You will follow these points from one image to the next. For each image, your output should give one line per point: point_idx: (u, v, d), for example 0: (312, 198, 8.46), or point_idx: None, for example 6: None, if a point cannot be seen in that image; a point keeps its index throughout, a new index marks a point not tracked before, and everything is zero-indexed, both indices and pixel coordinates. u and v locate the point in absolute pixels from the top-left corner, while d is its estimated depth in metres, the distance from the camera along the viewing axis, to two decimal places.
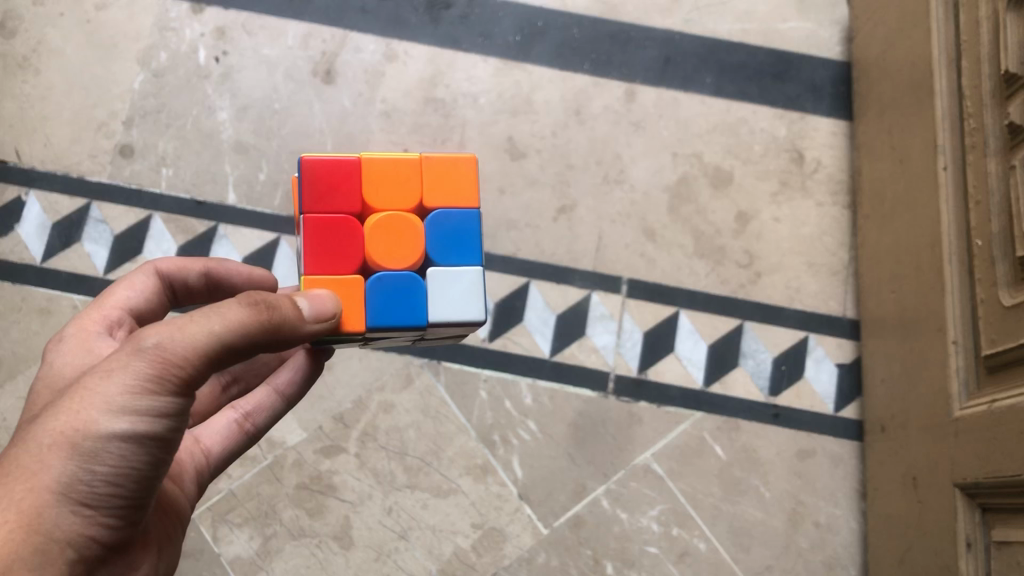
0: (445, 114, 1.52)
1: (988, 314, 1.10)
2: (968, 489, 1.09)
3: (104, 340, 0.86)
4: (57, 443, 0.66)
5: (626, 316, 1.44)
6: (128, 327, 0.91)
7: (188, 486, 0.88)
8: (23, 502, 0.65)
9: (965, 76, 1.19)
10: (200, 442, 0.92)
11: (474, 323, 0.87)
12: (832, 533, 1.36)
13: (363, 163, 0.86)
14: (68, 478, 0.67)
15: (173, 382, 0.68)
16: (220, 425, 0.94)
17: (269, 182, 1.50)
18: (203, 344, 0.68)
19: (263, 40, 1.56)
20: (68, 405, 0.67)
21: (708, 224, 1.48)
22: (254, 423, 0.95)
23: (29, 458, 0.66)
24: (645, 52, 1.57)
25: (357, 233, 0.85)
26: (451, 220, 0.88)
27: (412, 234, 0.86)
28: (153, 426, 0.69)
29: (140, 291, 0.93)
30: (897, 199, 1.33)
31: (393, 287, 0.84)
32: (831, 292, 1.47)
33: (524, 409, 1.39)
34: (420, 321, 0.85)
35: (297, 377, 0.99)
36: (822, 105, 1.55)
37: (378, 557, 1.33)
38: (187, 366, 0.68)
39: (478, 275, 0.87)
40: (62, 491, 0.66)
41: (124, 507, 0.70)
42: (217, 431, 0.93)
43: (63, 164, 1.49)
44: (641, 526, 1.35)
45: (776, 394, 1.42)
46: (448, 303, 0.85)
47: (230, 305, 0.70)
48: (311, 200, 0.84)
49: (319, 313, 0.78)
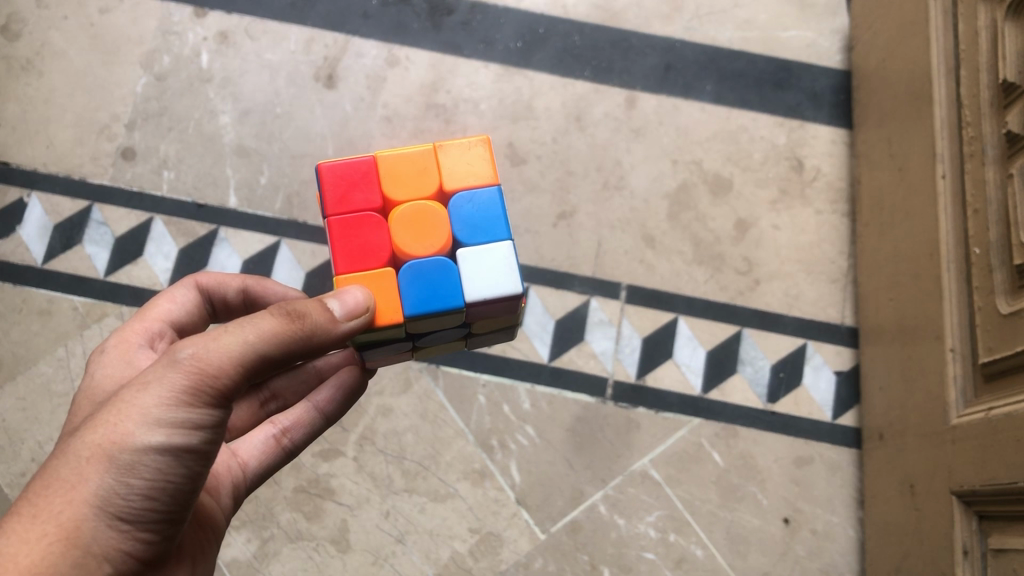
0: (446, 120, 1.53)
1: (986, 322, 1.10)
2: (964, 496, 1.09)
3: (144, 352, 0.89)
4: (95, 456, 0.67)
5: (626, 322, 1.45)
6: (168, 339, 0.94)
7: (223, 500, 0.89)
8: (63, 514, 0.66)
9: (964, 85, 1.19)
10: (237, 456, 0.93)
11: (512, 298, 0.85)
12: (830, 541, 1.35)
13: (379, 159, 0.87)
14: (106, 490, 0.67)
15: (209, 393, 0.69)
16: (258, 438, 0.94)
17: (270, 186, 1.50)
18: (238, 354, 0.70)
19: (266, 45, 1.57)
20: (106, 417, 0.68)
21: (708, 231, 1.49)
22: (291, 439, 0.96)
23: (69, 471, 0.66)
24: (645, 59, 1.57)
25: (382, 227, 0.86)
26: (473, 199, 0.87)
27: (436, 219, 0.86)
28: (189, 438, 0.70)
29: (181, 305, 0.96)
30: (896, 207, 1.34)
31: (424, 271, 0.84)
32: (831, 300, 1.47)
33: (523, 413, 1.40)
34: (456, 303, 0.83)
35: (338, 395, 0.97)
36: (821, 113, 1.56)
37: (375, 561, 1.33)
38: (222, 376, 0.70)
39: (508, 249, 0.86)
40: (100, 504, 0.67)
41: (160, 521, 0.71)
42: (255, 445, 0.94)
43: (65, 167, 1.50)
44: (638, 532, 1.35)
45: (774, 401, 1.42)
46: (482, 279, 0.84)
47: (263, 316, 0.72)
48: (333, 202, 0.86)
49: (352, 310, 0.76)
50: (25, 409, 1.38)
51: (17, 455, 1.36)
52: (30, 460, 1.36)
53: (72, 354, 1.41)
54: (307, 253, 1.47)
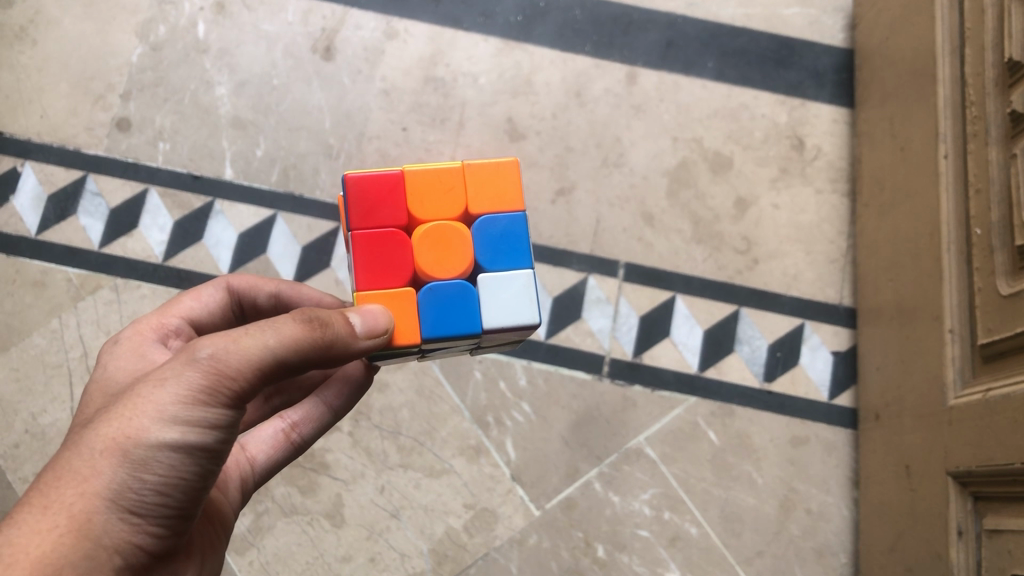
0: (445, 93, 1.51)
1: (986, 303, 1.10)
2: (959, 477, 1.09)
3: (157, 347, 0.86)
4: (109, 450, 0.64)
5: (623, 300, 1.44)
6: (185, 337, 0.91)
7: (231, 494, 0.87)
8: (74, 506, 0.63)
9: (969, 63, 1.18)
10: (246, 450, 0.91)
11: (528, 327, 0.85)
12: (824, 521, 1.36)
13: (406, 175, 0.86)
14: (118, 484, 0.64)
15: (225, 394, 0.67)
16: (267, 433, 0.93)
17: (266, 158, 1.48)
18: (257, 357, 0.67)
19: (263, 16, 1.55)
20: (121, 411, 0.65)
21: (707, 210, 1.48)
22: (300, 434, 0.94)
23: (82, 463, 0.64)
24: (647, 35, 1.56)
25: (405, 246, 0.84)
26: (498, 224, 0.87)
27: (459, 242, 0.85)
28: (204, 437, 0.67)
29: (203, 304, 0.94)
30: (897, 187, 1.33)
31: (445, 295, 0.83)
32: (829, 280, 1.46)
33: (519, 390, 1.39)
34: (474, 329, 0.83)
35: (347, 390, 0.96)
36: (824, 92, 1.54)
37: (370, 536, 1.33)
38: (240, 378, 0.67)
39: (529, 277, 0.86)
40: (112, 498, 0.64)
41: (172, 516, 0.68)
42: (263, 439, 0.92)
43: (58, 137, 1.49)
44: (632, 510, 1.35)
45: (770, 380, 1.42)
46: (501, 307, 0.84)
47: (284, 321, 0.69)
48: (358, 216, 0.84)
49: (373, 329, 0.75)
50: (19, 380, 1.38)
51: (11, 426, 1.36)
52: (23, 431, 1.36)
53: (66, 326, 1.40)
54: (304, 228, 1.45)
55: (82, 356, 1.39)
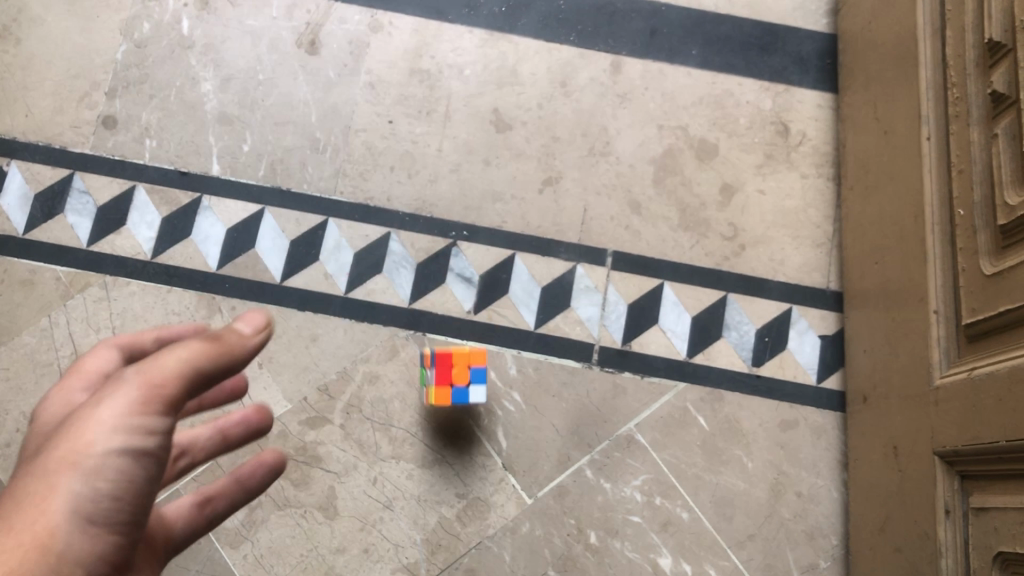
0: (431, 86, 1.52)
1: (970, 283, 1.10)
2: (946, 456, 1.10)
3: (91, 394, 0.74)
4: (61, 467, 0.61)
5: (611, 288, 1.45)
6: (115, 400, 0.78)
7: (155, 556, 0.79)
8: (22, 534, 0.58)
9: (949, 45, 1.18)
10: (162, 518, 0.83)
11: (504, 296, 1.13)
12: (814, 503, 1.37)
13: None
14: (79, 502, 0.61)
15: (162, 404, 0.63)
16: (182, 504, 0.85)
17: (253, 153, 1.49)
18: (177, 371, 0.63)
19: (247, 11, 1.55)
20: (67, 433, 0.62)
21: (694, 197, 1.49)
22: (214, 508, 0.87)
23: (36, 489, 0.60)
24: (631, 23, 1.56)
25: None
26: None
27: None
28: (154, 448, 0.64)
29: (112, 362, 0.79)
30: (881, 170, 1.34)
31: None
32: (816, 265, 1.47)
33: (509, 380, 1.40)
34: None
35: (263, 469, 0.89)
36: (808, 77, 1.55)
37: (363, 527, 1.34)
38: (171, 391, 0.63)
39: None
40: (78, 514, 0.61)
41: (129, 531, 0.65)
42: (180, 509, 0.85)
43: (45, 135, 1.49)
44: (624, 496, 1.36)
45: (759, 365, 1.43)
46: None
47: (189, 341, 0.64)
48: None
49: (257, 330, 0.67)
50: (9, 379, 1.38)
51: (2, 425, 1.36)
52: (15, 430, 1.36)
53: (56, 324, 1.40)
54: (292, 222, 1.46)
55: (72, 354, 1.39)
